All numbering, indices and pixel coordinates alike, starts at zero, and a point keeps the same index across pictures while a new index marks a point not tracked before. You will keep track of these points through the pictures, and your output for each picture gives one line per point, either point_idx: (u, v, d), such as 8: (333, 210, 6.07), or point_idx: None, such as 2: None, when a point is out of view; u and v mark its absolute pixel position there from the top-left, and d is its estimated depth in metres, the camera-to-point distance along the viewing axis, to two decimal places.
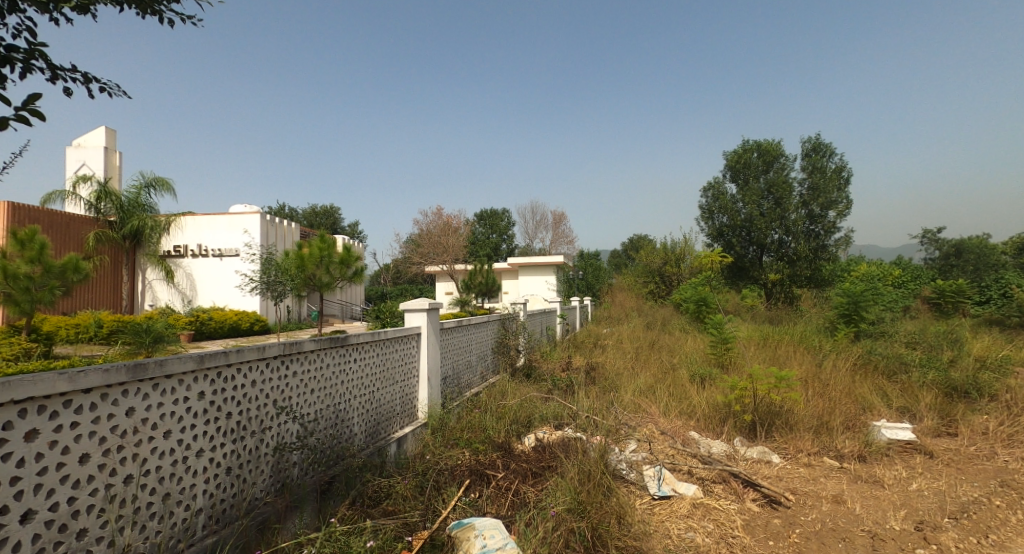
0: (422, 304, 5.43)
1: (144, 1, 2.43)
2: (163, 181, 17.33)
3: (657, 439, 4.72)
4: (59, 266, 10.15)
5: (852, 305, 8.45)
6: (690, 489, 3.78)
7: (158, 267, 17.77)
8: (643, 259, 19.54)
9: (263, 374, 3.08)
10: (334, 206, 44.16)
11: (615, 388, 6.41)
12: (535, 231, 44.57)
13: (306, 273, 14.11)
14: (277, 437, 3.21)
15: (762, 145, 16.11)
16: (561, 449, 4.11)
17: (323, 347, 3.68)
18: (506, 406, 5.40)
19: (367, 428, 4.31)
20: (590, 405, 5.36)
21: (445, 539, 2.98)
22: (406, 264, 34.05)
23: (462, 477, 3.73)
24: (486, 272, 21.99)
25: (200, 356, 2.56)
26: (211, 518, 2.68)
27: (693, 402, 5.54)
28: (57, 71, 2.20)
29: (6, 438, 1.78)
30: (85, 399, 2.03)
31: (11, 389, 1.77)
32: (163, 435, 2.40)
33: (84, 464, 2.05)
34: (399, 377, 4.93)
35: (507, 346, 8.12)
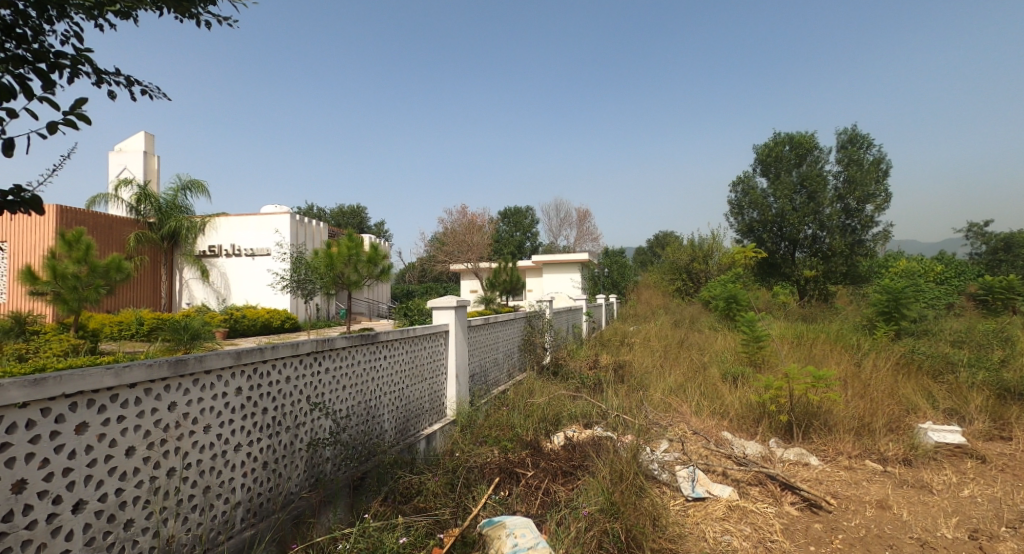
0: (450, 301, 5.43)
1: (182, 6, 2.47)
2: (199, 184, 17.87)
3: (689, 438, 4.62)
4: (103, 265, 10.49)
5: (893, 302, 8.13)
6: (725, 491, 3.68)
7: (194, 266, 18.34)
8: (670, 256, 19.22)
9: (296, 370, 3.12)
10: (361, 206, 44.87)
11: (644, 387, 6.30)
12: (560, 230, 44.36)
13: (336, 271, 14.33)
14: (311, 433, 3.25)
15: (794, 138, 15.67)
16: (591, 448, 4.05)
17: (354, 344, 3.72)
18: (534, 404, 5.36)
19: (397, 425, 4.34)
20: (620, 404, 5.27)
21: (476, 537, 2.96)
22: (431, 263, 34.31)
23: (492, 476, 3.71)
24: (510, 269, 21.99)
25: (236, 352, 2.61)
26: (249, 511, 2.73)
27: (726, 401, 5.40)
28: (103, 76, 2.24)
29: (58, 430, 1.83)
30: (130, 394, 2.08)
31: (61, 383, 1.80)
32: (203, 429, 2.45)
33: (130, 457, 2.10)
34: (427, 375, 4.96)
35: (534, 344, 8.08)
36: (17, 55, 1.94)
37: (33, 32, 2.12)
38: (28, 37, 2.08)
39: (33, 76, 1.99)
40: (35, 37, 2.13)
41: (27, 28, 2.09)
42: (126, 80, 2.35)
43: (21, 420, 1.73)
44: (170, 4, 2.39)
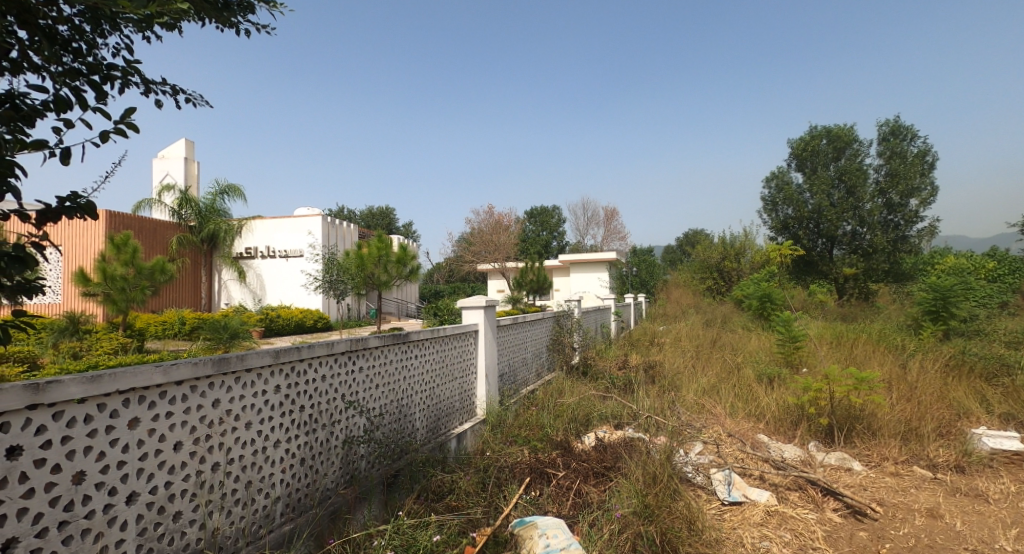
0: (479, 301, 5.46)
1: (223, 16, 2.56)
2: (236, 188, 18.44)
3: (724, 440, 4.52)
4: (148, 267, 10.91)
5: (940, 300, 7.78)
6: (762, 495, 3.59)
7: (232, 267, 18.92)
8: (700, 254, 18.86)
9: (331, 368, 3.19)
10: (390, 207, 45.58)
11: (676, 388, 6.21)
12: (587, 229, 44.05)
13: (366, 272, 14.56)
14: (346, 431, 3.32)
15: (832, 131, 15.19)
16: (622, 449, 4.01)
17: (386, 343, 3.78)
18: (564, 404, 5.33)
19: (428, 423, 4.39)
20: (651, 405, 5.20)
21: (508, 536, 2.96)
22: (458, 264, 34.53)
23: (523, 475, 3.71)
24: (537, 269, 21.96)
25: (275, 352, 2.69)
26: (288, 506, 2.80)
27: (762, 403, 5.26)
28: (151, 86, 2.34)
29: (113, 425, 1.92)
30: (177, 391, 2.17)
31: (116, 380, 1.89)
32: (245, 425, 2.53)
33: (178, 451, 2.18)
34: (457, 374, 4.99)
35: (562, 343, 8.05)
36: (72, 68, 2.04)
37: (88, 46, 2.22)
38: (84, 51, 2.19)
39: (88, 88, 2.09)
40: (90, 50, 2.23)
41: (83, 41, 2.19)
42: (171, 89, 2.43)
43: (80, 414, 1.81)
44: (212, 13, 2.48)
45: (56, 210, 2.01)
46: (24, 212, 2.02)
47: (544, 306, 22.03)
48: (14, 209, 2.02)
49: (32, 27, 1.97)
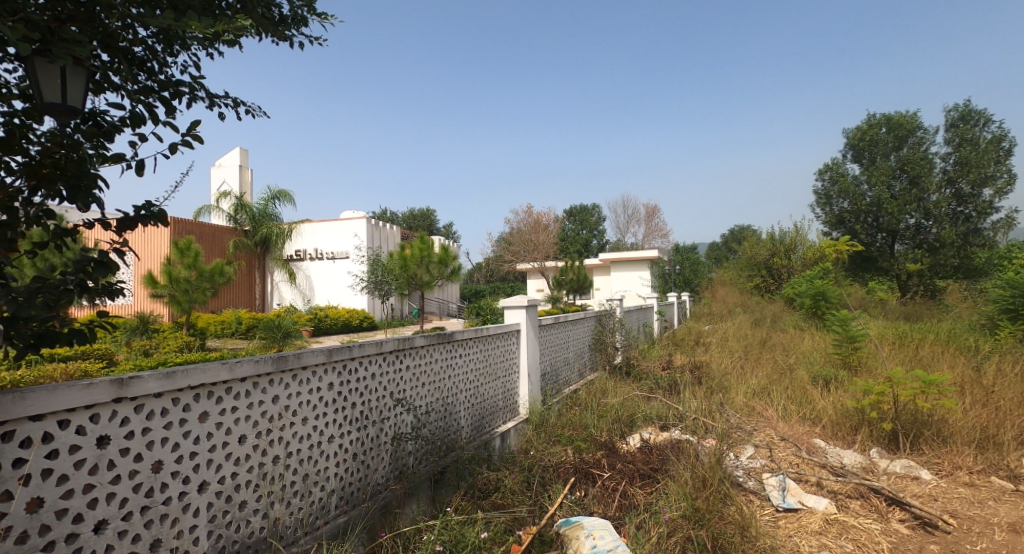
0: (521, 301, 5.51)
1: (279, 31, 2.71)
2: (286, 194, 19.17)
3: (777, 445, 4.38)
4: (209, 270, 11.50)
5: (1019, 297, 7.26)
6: (820, 503, 3.46)
7: (283, 269, 19.69)
8: (747, 251, 18.24)
9: (380, 367, 3.29)
10: (431, 208, 46.35)
11: (725, 388, 6.05)
12: (628, 227, 43.38)
13: (410, 272, 14.86)
14: (395, 428, 3.42)
15: (892, 119, 14.47)
16: (669, 451, 3.95)
17: (431, 342, 3.87)
18: (608, 405, 5.29)
19: (472, 422, 4.46)
20: (698, 406, 5.10)
21: (554, 536, 2.96)
22: (499, 263, 34.74)
23: (568, 475, 3.71)
24: (578, 268, 21.84)
25: (329, 350, 2.80)
26: (342, 499, 2.91)
27: (818, 406, 5.06)
28: (214, 99, 2.49)
29: (186, 418, 2.05)
30: (242, 387, 2.30)
31: (188, 376, 2.02)
32: (301, 421, 2.65)
33: (243, 444, 2.31)
34: (501, 373, 5.05)
35: (604, 343, 7.98)
36: (146, 86, 2.20)
37: (160, 65, 2.38)
38: (156, 70, 2.35)
39: (160, 104, 2.24)
40: (162, 69, 2.39)
41: (155, 61, 2.35)
42: (233, 103, 2.57)
43: (157, 407, 1.94)
44: (269, 28, 2.62)
45: (132, 218, 2.18)
46: (106, 221, 2.20)
47: (585, 305, 21.87)
48: (98, 218, 2.20)
49: (112, 50, 2.12)
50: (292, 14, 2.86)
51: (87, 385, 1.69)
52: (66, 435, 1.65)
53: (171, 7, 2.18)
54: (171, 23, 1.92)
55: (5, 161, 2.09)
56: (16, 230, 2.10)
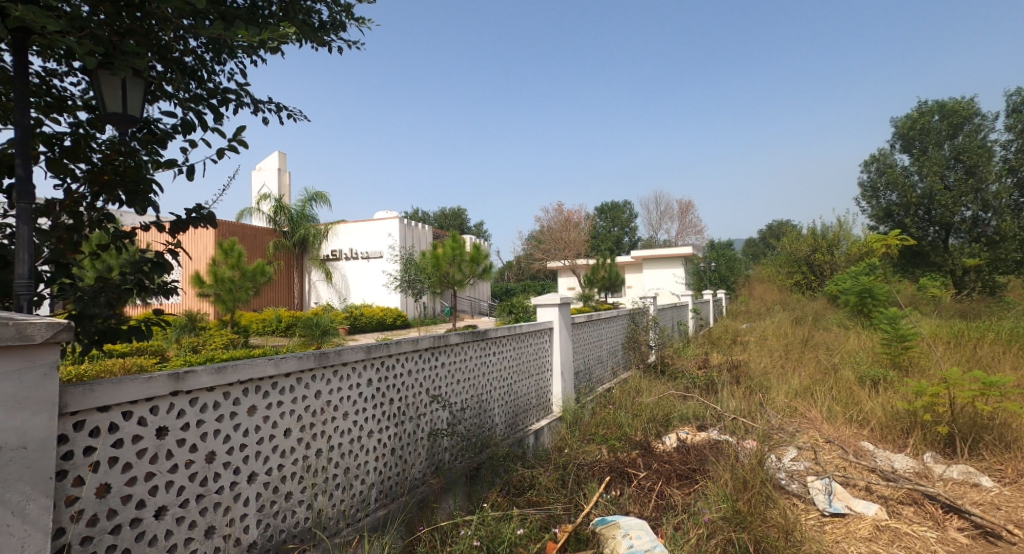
0: (554, 299, 5.50)
1: (319, 38, 2.79)
2: (322, 195, 19.62)
3: (822, 447, 4.24)
4: (251, 270, 11.91)
5: None
6: (870, 508, 3.34)
7: (321, 268, 20.19)
8: (787, 247, 17.57)
9: (417, 363, 3.35)
10: (462, 208, 46.72)
11: (765, 388, 5.90)
12: (660, 223, 42.59)
13: (442, 271, 14.99)
14: (431, 424, 3.47)
15: (946, 106, 13.94)
16: (708, 451, 3.89)
17: (466, 340, 3.92)
18: (642, 404, 5.23)
19: (506, 419, 4.49)
20: (737, 406, 5.00)
21: (590, 534, 2.95)
22: (529, 261, 34.69)
23: (603, 474, 3.69)
24: (609, 265, 21.61)
25: (367, 347, 2.87)
26: (381, 492, 2.99)
27: (866, 408, 4.88)
28: (259, 105, 2.58)
29: (236, 411, 2.14)
30: (287, 382, 2.38)
31: (237, 371, 2.11)
32: (342, 416, 2.72)
33: (289, 437, 2.39)
34: (534, 371, 5.06)
35: (638, 342, 7.89)
36: (196, 93, 2.30)
37: (209, 73, 2.48)
38: (206, 78, 2.44)
39: (208, 111, 2.34)
40: (210, 77, 2.49)
41: (204, 70, 2.45)
42: (275, 107, 2.67)
43: (210, 400, 2.04)
44: (310, 35, 2.69)
45: (184, 221, 2.30)
46: (161, 223, 2.32)
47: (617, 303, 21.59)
48: (153, 221, 2.33)
49: (164, 60, 2.22)
50: (331, 20, 2.93)
51: (147, 379, 1.78)
52: (130, 425, 1.75)
53: (220, 18, 2.26)
54: (221, 34, 2.00)
55: (71, 168, 2.24)
56: (81, 232, 2.25)
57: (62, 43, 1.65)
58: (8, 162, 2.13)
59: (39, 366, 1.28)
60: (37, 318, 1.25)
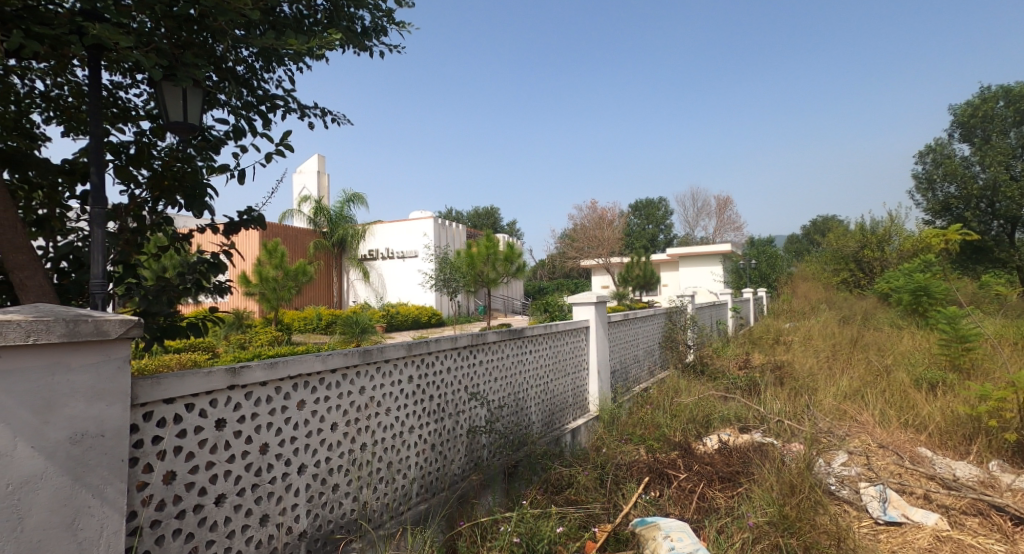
0: (589, 298, 5.48)
1: (360, 44, 2.86)
2: (359, 196, 20.06)
3: (875, 452, 4.07)
4: (293, 270, 12.29)
5: None
6: (929, 518, 3.20)
7: (358, 268, 20.63)
8: (833, 244, 16.90)
9: (455, 360, 3.41)
10: (495, 207, 46.92)
11: (812, 389, 5.70)
12: (697, 220, 41.65)
13: (477, 270, 15.08)
14: (470, 421, 3.52)
15: (1010, 91, 13.69)
16: (752, 454, 3.80)
17: (503, 339, 3.95)
18: (681, 404, 5.15)
19: (544, 418, 4.51)
20: (781, 409, 4.87)
21: (629, 535, 2.93)
22: (562, 259, 34.53)
23: (641, 474, 3.66)
24: (644, 263, 21.30)
25: (409, 344, 2.93)
26: (422, 486, 3.05)
27: (924, 412, 4.65)
28: (305, 110, 2.68)
29: (286, 406, 2.22)
30: (333, 378, 2.46)
31: (288, 366, 2.20)
32: (385, 412, 2.79)
33: (335, 431, 2.47)
34: (571, 369, 5.07)
35: (675, 341, 7.75)
36: (247, 101, 2.40)
37: (259, 81, 2.58)
38: (256, 85, 2.55)
39: (259, 118, 2.44)
40: (260, 84, 2.59)
41: (255, 78, 2.55)
42: (320, 112, 2.76)
43: (264, 394, 2.13)
44: (353, 41, 2.77)
45: (236, 224, 2.42)
46: (216, 225, 2.44)
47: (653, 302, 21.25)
48: (209, 223, 2.45)
49: (219, 71, 2.33)
50: (373, 25, 3.01)
51: (207, 373, 1.88)
52: (192, 417, 1.85)
53: (270, 28, 2.35)
54: (273, 43, 2.08)
55: (135, 174, 2.38)
56: (144, 234, 2.40)
57: (132, 57, 1.76)
58: (81, 170, 2.29)
59: (114, 360, 1.37)
60: (112, 315, 1.33)
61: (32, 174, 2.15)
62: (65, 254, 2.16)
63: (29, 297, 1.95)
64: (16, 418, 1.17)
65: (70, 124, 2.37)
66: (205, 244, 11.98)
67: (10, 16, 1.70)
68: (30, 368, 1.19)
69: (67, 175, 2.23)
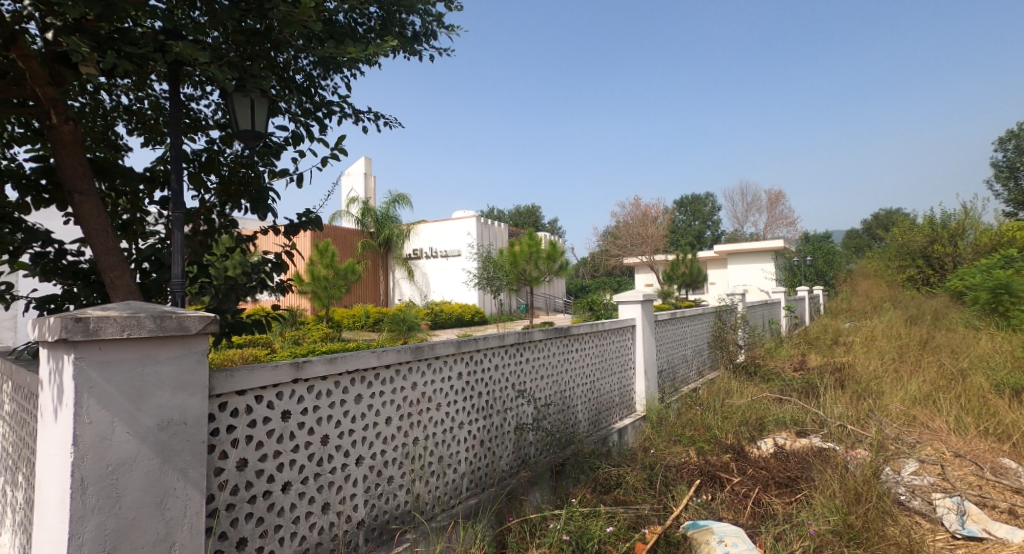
0: (636, 296, 5.41)
1: (409, 47, 2.92)
2: (405, 197, 20.48)
3: (950, 461, 3.82)
4: (343, 268, 12.71)
5: None
6: (1014, 534, 2.97)
7: (404, 267, 21.08)
8: (897, 239, 15.95)
9: (503, 358, 3.45)
10: (537, 205, 46.87)
11: (876, 393, 5.42)
12: (746, 216, 40.20)
13: (519, 268, 15.13)
14: (517, 418, 3.56)
15: None
16: (811, 459, 3.66)
17: (550, 337, 3.97)
18: (733, 405, 5.01)
19: (590, 416, 4.50)
20: (842, 412, 4.66)
21: (681, 538, 2.85)
22: (604, 257, 34.15)
23: (692, 477, 3.59)
24: (690, 261, 20.79)
25: (458, 342, 2.99)
26: (472, 481, 3.10)
27: (1009, 420, 4.32)
28: (358, 115, 2.77)
29: (345, 399, 2.31)
30: (387, 373, 2.54)
31: (346, 361, 2.29)
32: (435, 407, 2.86)
33: (389, 425, 2.55)
34: (617, 368, 5.01)
35: (725, 340, 7.53)
36: (306, 107, 2.50)
37: (317, 87, 2.69)
38: (313, 92, 2.65)
39: (316, 124, 2.55)
40: (318, 91, 2.70)
41: (313, 85, 2.65)
42: (373, 117, 2.86)
43: (324, 388, 2.22)
44: (404, 46, 2.84)
45: (297, 225, 2.55)
46: (278, 227, 2.58)
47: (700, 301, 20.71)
48: (272, 225, 2.59)
49: (281, 80, 2.45)
50: (424, 29, 3.07)
51: (274, 366, 1.99)
52: (261, 407, 1.96)
53: (328, 38, 2.44)
54: (332, 52, 2.17)
55: (206, 180, 2.57)
56: (214, 236, 2.57)
57: (207, 71, 1.88)
58: (161, 177, 2.48)
59: (193, 353, 1.47)
60: (193, 311, 1.43)
61: (118, 182, 2.33)
62: (147, 257, 2.34)
63: (118, 295, 2.13)
64: (114, 406, 1.29)
65: (150, 135, 2.56)
66: (268, 248, 13.16)
67: (103, 37, 1.86)
68: (124, 361, 1.31)
69: (148, 182, 2.41)
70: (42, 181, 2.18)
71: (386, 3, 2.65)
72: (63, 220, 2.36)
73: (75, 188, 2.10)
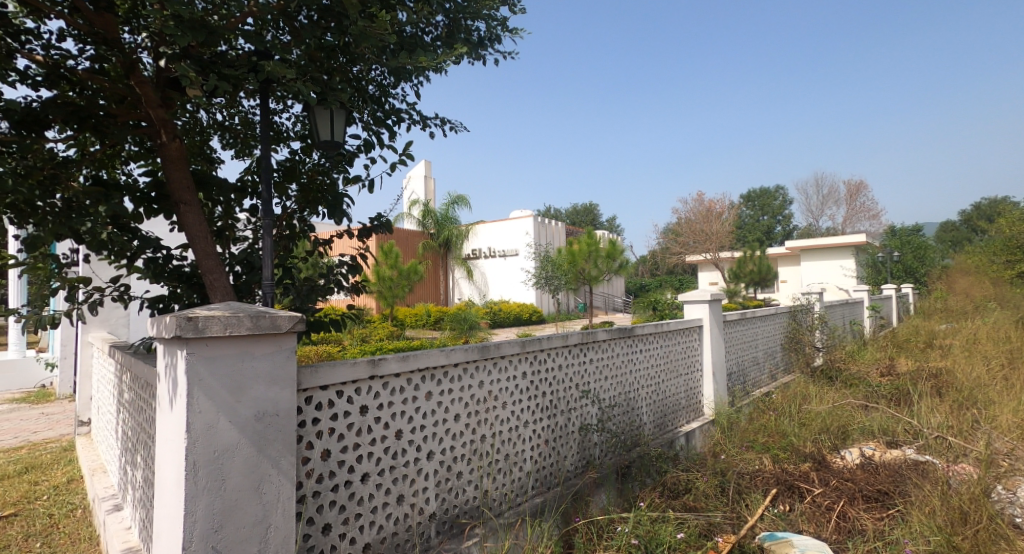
0: (703, 296, 5.25)
1: (475, 52, 2.99)
2: (463, 198, 20.81)
3: None
4: (407, 269, 13.18)
5: None
6: None
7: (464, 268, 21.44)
8: (1003, 231, 14.35)
9: (567, 358, 3.45)
10: (595, 203, 46.30)
11: (980, 402, 4.94)
12: (823, 209, 37.72)
13: (579, 267, 15.00)
14: (582, 419, 3.55)
15: None
16: (905, 472, 3.40)
17: (613, 337, 3.93)
18: (812, 412, 4.75)
19: (656, 419, 4.41)
20: (940, 424, 4.28)
21: (756, 549, 2.76)
22: (666, 255, 33.19)
23: (769, 486, 3.44)
24: (759, 259, 19.79)
25: (522, 342, 3.03)
26: (538, 480, 3.13)
27: None
28: (425, 121, 2.87)
29: (417, 396, 2.40)
30: (455, 371, 2.61)
31: (417, 360, 2.37)
32: (501, 406, 2.90)
33: (458, 422, 2.62)
34: (683, 370, 4.87)
35: (801, 342, 7.13)
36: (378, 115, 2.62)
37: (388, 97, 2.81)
38: (384, 100, 2.77)
39: (386, 131, 2.67)
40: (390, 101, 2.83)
41: (384, 95, 2.77)
42: (441, 122, 2.95)
43: (397, 385, 2.32)
44: (470, 51, 2.90)
45: (369, 228, 2.68)
46: (352, 231, 2.71)
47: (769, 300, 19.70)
48: (346, 229, 2.73)
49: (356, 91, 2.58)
50: (489, 34, 3.13)
51: (352, 363, 2.10)
52: (342, 402, 2.08)
53: (400, 48, 2.54)
54: (405, 62, 2.26)
55: (288, 188, 2.75)
56: (295, 240, 2.76)
57: (294, 87, 2.03)
58: (250, 187, 2.69)
59: (283, 349, 1.57)
60: (284, 311, 1.54)
61: (214, 192, 2.55)
62: (240, 260, 2.56)
63: (217, 296, 2.33)
64: (218, 398, 1.41)
65: (239, 147, 2.77)
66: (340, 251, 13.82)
67: (205, 62, 2.04)
68: (225, 356, 1.43)
69: (238, 192, 2.62)
70: (152, 193, 2.42)
71: (454, 11, 2.73)
72: (170, 228, 2.61)
73: (181, 199, 2.31)
